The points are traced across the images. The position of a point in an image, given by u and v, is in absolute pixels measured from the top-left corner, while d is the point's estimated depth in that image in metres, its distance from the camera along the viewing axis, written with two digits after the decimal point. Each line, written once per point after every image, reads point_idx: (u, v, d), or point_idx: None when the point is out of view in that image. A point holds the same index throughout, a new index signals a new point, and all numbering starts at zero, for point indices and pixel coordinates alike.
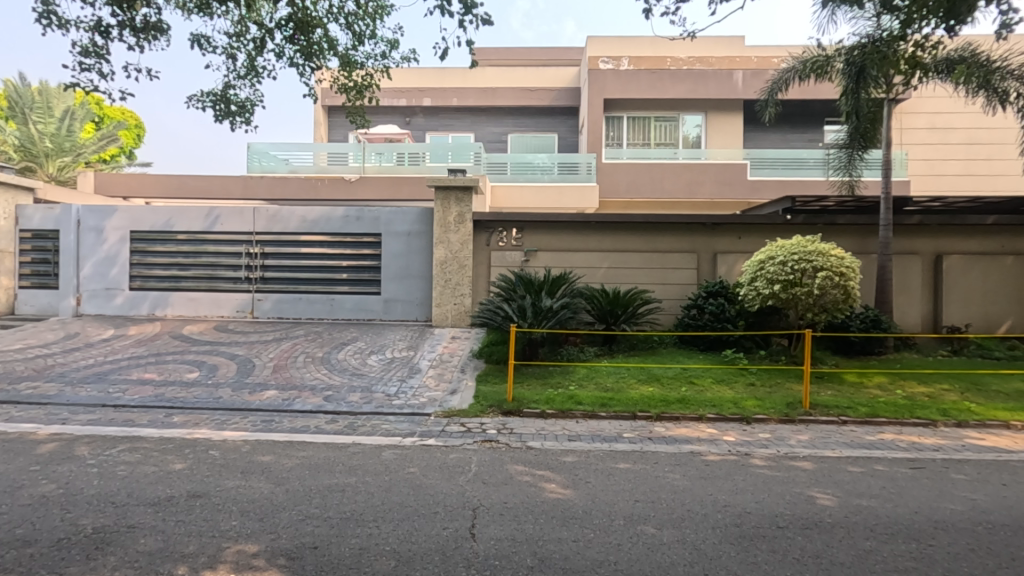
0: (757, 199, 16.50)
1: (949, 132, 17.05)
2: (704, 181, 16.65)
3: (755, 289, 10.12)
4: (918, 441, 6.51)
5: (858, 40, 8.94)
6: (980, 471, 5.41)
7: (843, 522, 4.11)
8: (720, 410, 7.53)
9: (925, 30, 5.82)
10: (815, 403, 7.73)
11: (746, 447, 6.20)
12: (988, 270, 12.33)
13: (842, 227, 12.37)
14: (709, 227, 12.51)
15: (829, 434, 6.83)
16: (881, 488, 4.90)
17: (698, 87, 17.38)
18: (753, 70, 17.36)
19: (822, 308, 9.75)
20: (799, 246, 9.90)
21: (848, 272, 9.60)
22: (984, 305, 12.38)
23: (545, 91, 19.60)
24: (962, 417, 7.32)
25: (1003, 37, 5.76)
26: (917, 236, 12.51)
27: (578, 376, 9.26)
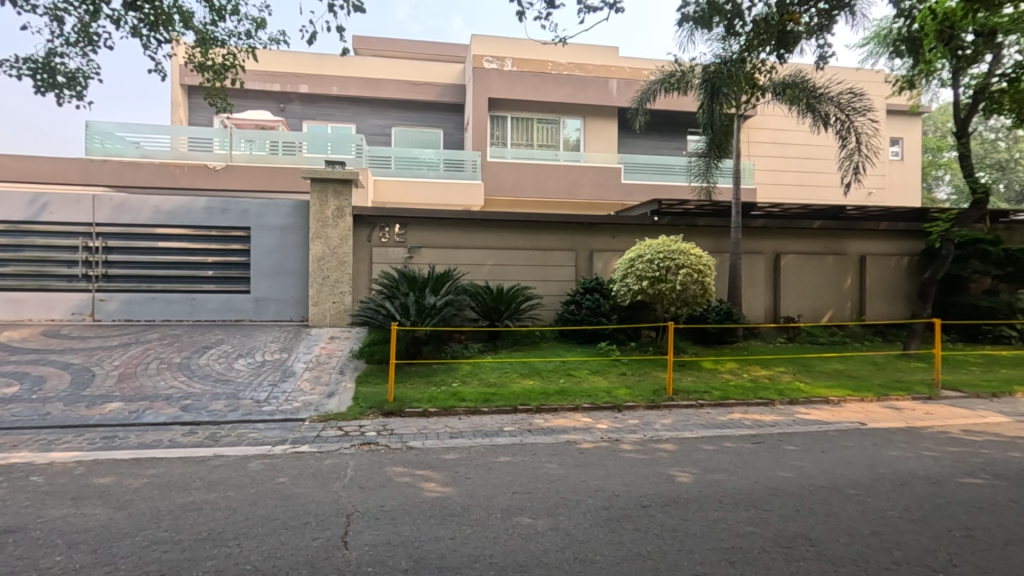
0: (630, 201, 17.65)
1: (787, 146, 19.51)
2: (584, 183, 17.45)
3: (627, 285, 10.85)
4: (760, 418, 7.39)
5: (712, 61, 9.89)
6: (806, 441, 6.27)
7: (696, 496, 4.54)
8: (594, 400, 7.96)
9: (761, 55, 6.61)
10: (678, 389, 8.46)
11: (616, 433, 6.62)
12: (814, 267, 14.32)
13: (701, 228, 13.66)
14: (587, 226, 13.15)
15: (689, 416, 7.51)
16: (729, 462, 5.49)
17: (577, 93, 18.20)
18: (627, 80, 18.55)
19: (684, 302, 10.68)
20: (664, 245, 10.74)
21: (705, 269, 10.60)
22: (812, 297, 14.36)
23: (430, 85, 19.35)
24: (794, 395, 8.42)
25: (821, 67, 6.72)
26: (761, 237, 14.16)
27: (461, 372, 9.30)
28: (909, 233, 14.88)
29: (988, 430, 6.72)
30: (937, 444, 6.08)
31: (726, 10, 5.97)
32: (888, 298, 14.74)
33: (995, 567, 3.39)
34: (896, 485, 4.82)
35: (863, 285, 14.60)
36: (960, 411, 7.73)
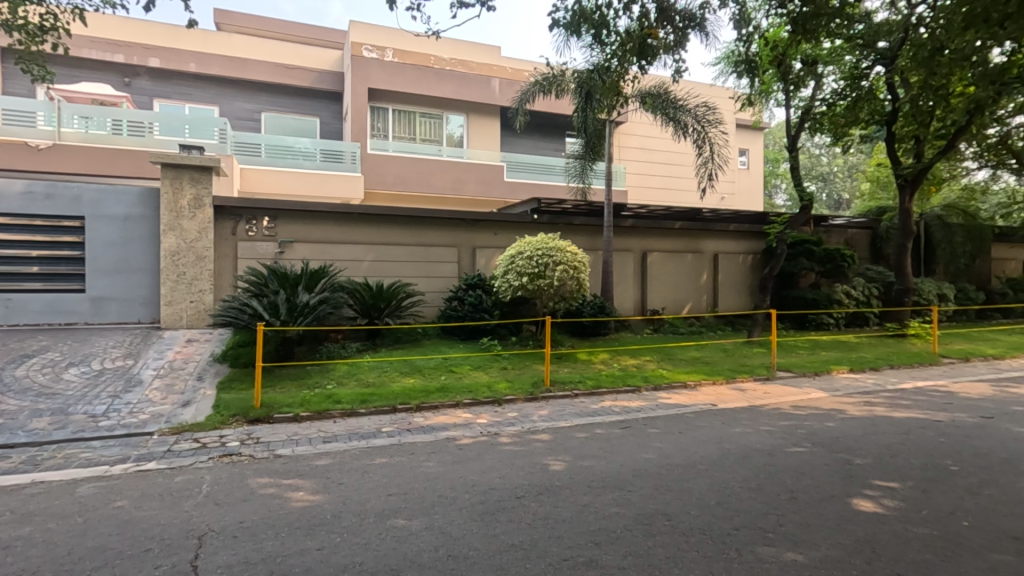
0: (513, 199, 18.02)
1: (654, 153, 21.12)
2: (467, 180, 17.47)
3: (508, 281, 11.08)
4: (628, 405, 7.92)
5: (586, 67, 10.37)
6: (666, 424, 6.84)
7: (568, 483, 4.75)
8: (475, 395, 8.02)
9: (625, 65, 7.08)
10: (554, 381, 8.81)
11: (495, 427, 6.73)
12: (676, 264, 15.69)
13: (577, 227, 14.33)
14: (469, 223, 13.19)
15: (565, 406, 7.85)
16: (599, 448, 5.82)
17: (461, 89, 18.17)
18: (508, 80, 18.90)
19: (561, 297, 11.13)
20: (542, 242, 11.11)
21: (581, 266, 11.11)
22: (674, 291, 15.71)
23: (305, 70, 18.20)
24: (657, 382, 9.15)
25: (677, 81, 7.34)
26: (631, 235, 15.19)
27: (337, 373, 8.88)
28: (753, 234, 16.85)
29: (811, 405, 7.82)
30: (772, 420, 6.95)
31: (594, 20, 6.31)
32: (737, 292, 16.58)
33: (811, 522, 3.94)
34: (738, 458, 5.43)
35: (716, 280, 16.26)
36: (790, 389, 8.90)
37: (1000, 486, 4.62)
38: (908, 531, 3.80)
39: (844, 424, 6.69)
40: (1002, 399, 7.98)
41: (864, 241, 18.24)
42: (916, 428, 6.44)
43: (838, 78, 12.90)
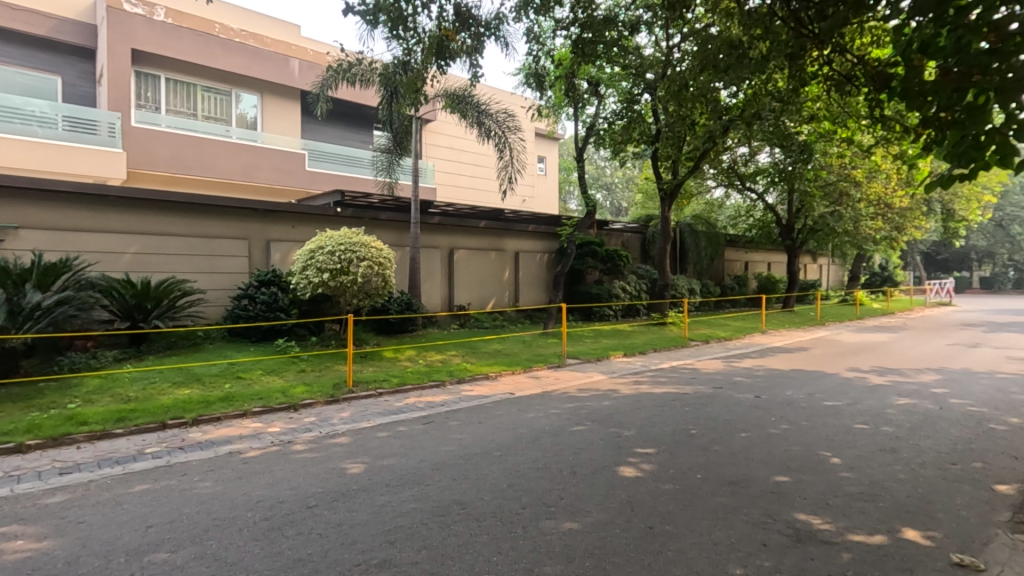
0: (314, 190, 16.88)
1: (461, 153, 21.68)
2: (261, 166, 15.85)
3: (306, 278, 10.36)
4: (432, 400, 8.00)
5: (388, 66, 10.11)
6: (467, 415, 7.09)
7: (365, 485, 4.62)
8: (267, 402, 7.33)
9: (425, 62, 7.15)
10: (357, 381, 8.50)
11: (288, 435, 6.22)
12: (480, 261, 16.38)
13: (383, 222, 14.03)
14: (262, 214, 11.98)
15: (367, 406, 7.61)
16: (399, 446, 5.77)
17: (253, 65, 16.42)
18: (309, 62, 17.65)
19: (366, 294, 10.76)
20: (345, 237, 10.61)
21: (387, 262, 10.84)
22: (479, 288, 16.40)
23: (37, 15, 14.60)
24: (461, 375, 9.42)
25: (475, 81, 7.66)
26: (437, 232, 15.43)
27: (85, 388, 7.34)
28: (548, 235, 18.38)
29: (593, 387, 8.82)
30: (560, 403, 7.67)
31: (394, 11, 6.24)
32: (535, 288, 17.94)
33: (585, 492, 4.44)
34: (530, 441, 5.87)
35: (517, 277, 17.37)
36: (576, 374, 9.92)
37: (723, 442, 5.78)
38: (659, 489, 4.51)
39: (617, 402, 7.69)
40: (728, 372, 10.00)
41: (636, 243, 21.22)
42: (669, 401, 7.71)
43: (617, 101, 14.74)
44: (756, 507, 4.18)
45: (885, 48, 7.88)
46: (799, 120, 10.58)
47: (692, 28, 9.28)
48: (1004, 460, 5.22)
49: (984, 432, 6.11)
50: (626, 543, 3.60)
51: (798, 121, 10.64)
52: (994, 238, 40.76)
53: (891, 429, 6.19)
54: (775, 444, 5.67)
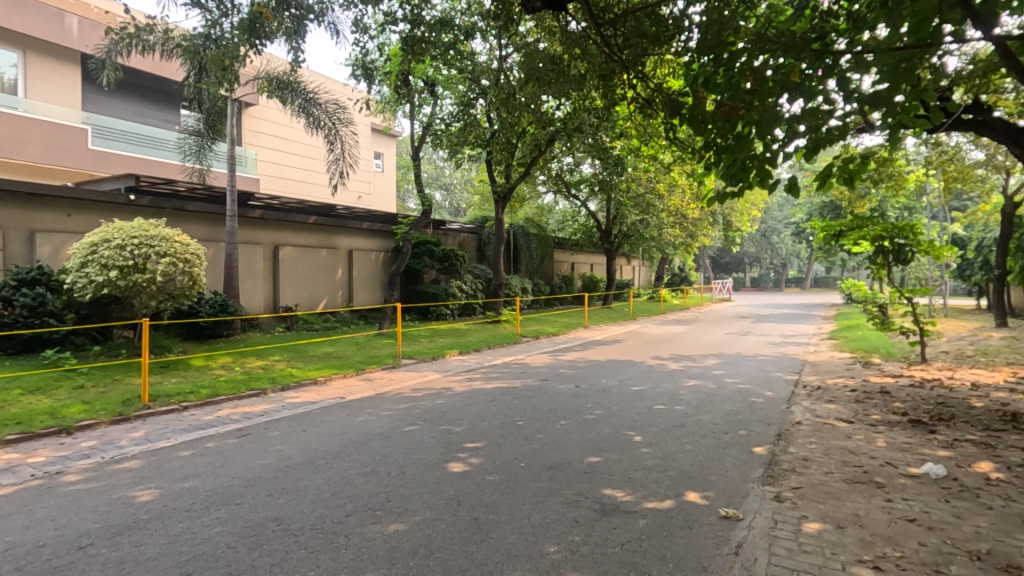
0: (100, 173, 14.30)
1: (287, 142, 20.09)
2: (23, 139, 12.95)
3: (87, 276, 8.73)
4: (249, 410, 7.29)
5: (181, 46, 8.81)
6: (289, 424, 6.59)
7: (159, 513, 4.04)
8: (27, 427, 6.01)
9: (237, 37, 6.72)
10: (156, 395, 7.40)
11: (57, 465, 5.17)
12: (309, 259, 15.44)
13: (191, 214, 12.44)
14: (22, 198, 9.80)
15: (168, 423, 6.66)
16: (206, 464, 5.15)
17: (10, 15, 13.34)
18: (92, 21, 14.86)
19: (168, 295, 9.42)
20: (139, 229, 9.16)
21: (195, 259, 9.58)
22: (308, 288, 15.47)
23: None
24: (285, 382, 8.72)
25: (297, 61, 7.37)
26: (259, 227, 14.18)
27: None
28: (384, 233, 17.92)
29: (427, 386, 8.82)
30: (392, 405, 7.53)
31: None
32: (370, 287, 17.37)
33: (412, 492, 4.42)
34: (358, 446, 5.66)
35: (351, 276, 16.70)
36: (411, 374, 9.84)
37: (546, 430, 6.19)
38: (485, 481, 4.67)
39: (450, 399, 7.78)
40: (554, 365, 10.75)
41: (472, 244, 21.75)
42: (499, 395, 8.03)
43: (453, 102, 14.93)
44: (570, 487, 4.55)
45: (680, 80, 9.11)
46: (613, 136, 11.75)
47: (521, 40, 9.76)
48: (760, 426, 6.40)
49: (748, 405, 7.42)
50: (450, 537, 3.66)
51: (612, 137, 11.83)
52: (760, 246, 49.74)
53: (682, 407, 7.20)
54: (590, 429, 6.24)
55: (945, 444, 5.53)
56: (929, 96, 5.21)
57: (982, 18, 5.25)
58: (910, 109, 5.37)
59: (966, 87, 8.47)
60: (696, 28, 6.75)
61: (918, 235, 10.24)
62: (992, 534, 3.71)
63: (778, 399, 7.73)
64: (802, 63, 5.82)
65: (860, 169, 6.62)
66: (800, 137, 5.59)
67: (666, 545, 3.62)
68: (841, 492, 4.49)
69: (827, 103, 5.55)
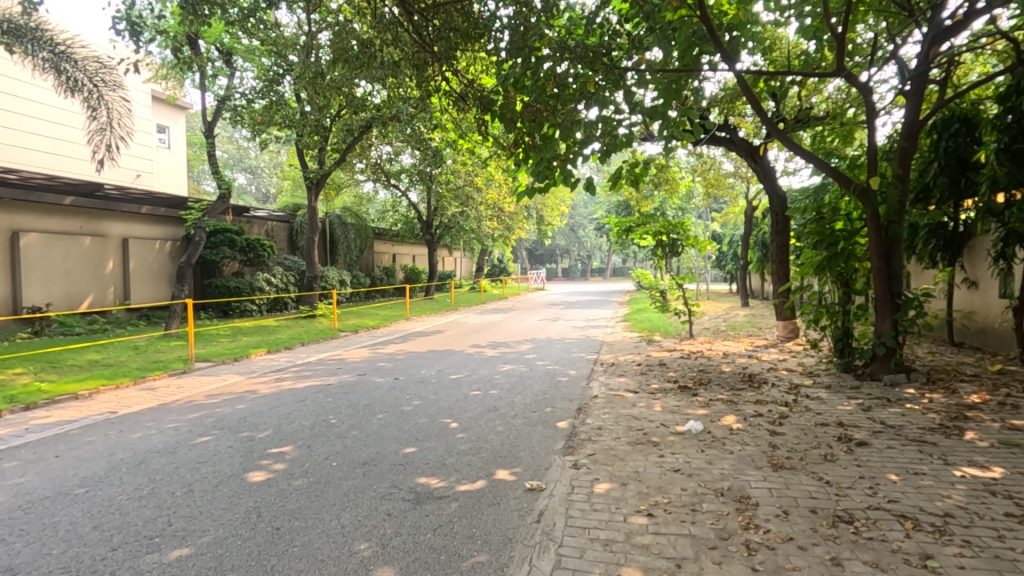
0: None
1: (29, 104, 16.22)
2: None
3: None
4: None
5: None
6: (35, 451, 5.38)
7: None
8: None
9: None
10: None
11: None
12: (64, 249, 12.73)
13: None
14: None
15: None
16: None
17: None
18: None
19: None
20: None
21: None
22: (65, 284, 12.78)
23: None
24: (30, 400, 7.07)
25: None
26: None
27: None
28: (171, 219, 15.54)
29: (225, 391, 7.91)
30: (180, 415, 6.61)
31: None
32: (153, 282, 14.99)
33: (202, 510, 3.94)
34: (131, 466, 4.85)
35: (126, 269, 14.20)
36: (205, 379, 8.73)
37: (360, 426, 6.00)
38: (290, 486, 4.37)
39: (253, 403, 7.09)
40: (373, 359, 10.47)
41: (282, 233, 20.01)
42: (311, 394, 7.56)
43: (255, 76, 13.48)
44: (383, 481, 4.48)
45: (491, 78, 9.44)
46: (431, 127, 11.76)
47: (332, 18, 9.20)
48: (563, 402, 7.03)
49: (554, 384, 8.10)
50: (247, 553, 3.35)
51: (430, 129, 11.85)
52: (569, 239, 54.63)
53: (495, 391, 7.57)
54: (406, 420, 6.21)
55: (703, 404, 6.70)
56: (694, 114, 6.14)
57: (729, 53, 6.36)
58: (680, 124, 6.28)
59: (719, 109, 10.23)
60: (505, 28, 7.02)
61: (686, 232, 12.12)
62: (732, 473, 4.60)
63: (579, 376, 8.59)
64: (596, 74, 6.47)
65: (642, 173, 7.59)
66: (594, 141, 6.23)
67: (475, 523, 3.77)
68: (626, 453, 5.15)
69: (617, 113, 6.26)
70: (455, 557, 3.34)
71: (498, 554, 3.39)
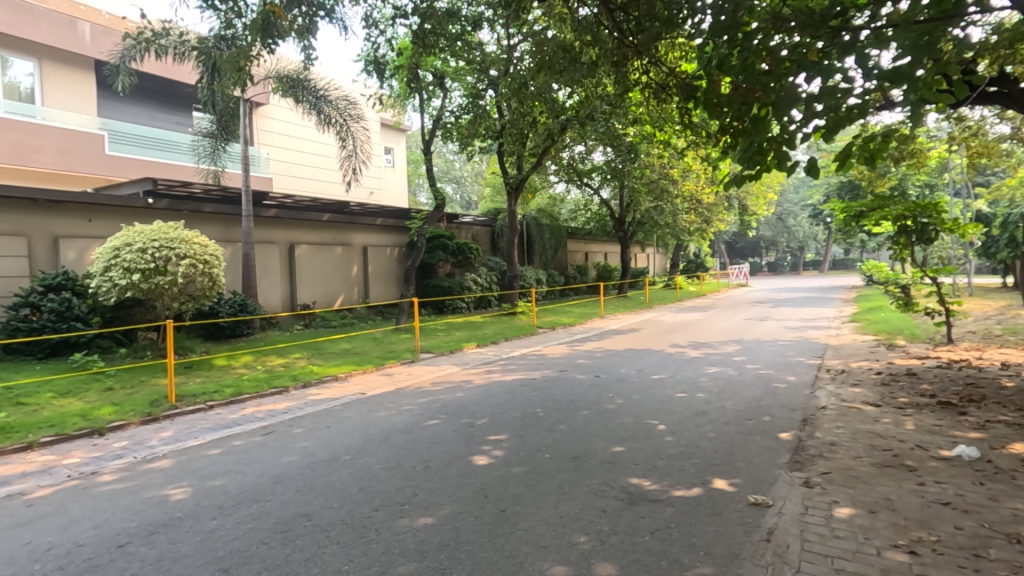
0: (119, 177, 14.60)
1: (297, 141, 20.16)
2: (39, 147, 13.20)
3: (111, 280, 9.19)
4: (272, 408, 7.39)
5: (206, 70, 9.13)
6: (312, 421, 6.68)
7: (192, 511, 4.15)
8: (60, 430, 6.22)
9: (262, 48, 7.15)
10: (183, 395, 7.62)
11: (91, 466, 5.35)
12: (323, 257, 15.59)
13: (207, 215, 12.98)
14: (44, 206, 10.47)
15: (194, 422, 6.80)
16: (234, 463, 5.26)
17: (22, 24, 13.38)
18: (104, 27, 14.89)
19: (189, 296, 9.83)
20: (160, 232, 9.58)
21: (212, 260, 9.96)
22: (324, 285, 15.65)
23: None
24: (307, 379, 8.81)
25: (310, 60, 7.71)
26: (274, 227, 14.37)
27: None
28: (398, 228, 17.95)
29: (446, 380, 8.88)
30: (413, 399, 7.59)
31: None
32: (385, 283, 17.49)
33: (438, 485, 4.45)
34: (380, 441, 5.72)
35: (366, 272, 16.82)
36: (429, 369, 9.89)
37: (567, 421, 6.20)
38: (509, 473, 4.70)
39: (470, 393, 7.82)
40: (571, 356, 10.73)
41: (485, 236, 21.74)
42: (519, 387, 8.06)
43: (462, 94, 14.86)
44: (594, 477, 4.55)
45: (692, 63, 8.94)
46: (627, 122, 11.62)
47: (530, 28, 9.67)
48: (784, 411, 6.33)
49: (770, 390, 7.35)
50: (478, 529, 3.69)
51: (626, 123, 11.72)
52: (776, 229, 49.30)
53: (703, 395, 7.15)
54: (611, 418, 6.23)
55: (976, 425, 5.43)
56: (955, 69, 4.98)
57: None
58: (935, 85, 5.15)
59: (992, 58, 8.18)
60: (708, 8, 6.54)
61: (942, 214, 9.95)
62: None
63: (801, 384, 7.65)
64: (820, 41, 5.64)
65: (882, 148, 6.38)
66: (817, 117, 5.38)
67: (694, 532, 3.60)
68: (871, 476, 4.43)
69: (845, 81, 5.32)
70: (676, 565, 3.22)
71: (724, 569, 3.19)
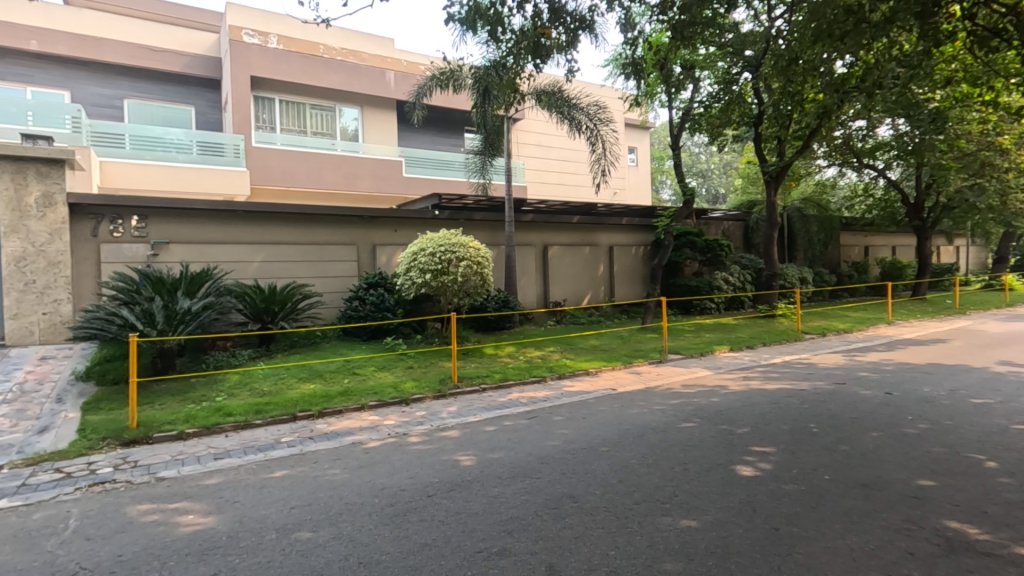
0: (412, 194, 17.78)
1: (550, 149, 21.71)
2: (361, 175, 16.91)
3: (411, 279, 11.28)
4: (534, 395, 8.13)
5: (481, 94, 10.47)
6: (569, 411, 7.13)
7: (478, 477, 4.84)
8: (381, 397, 7.89)
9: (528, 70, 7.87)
10: (463, 377, 8.95)
11: (403, 428, 6.67)
12: (572, 257, 16.46)
13: (478, 222, 14.92)
14: (367, 220, 13.42)
15: (473, 401, 7.91)
16: (507, 440, 5.95)
17: (351, 80, 17.32)
18: (403, 72, 18.28)
19: (465, 293, 11.44)
20: (445, 238, 11.38)
21: (484, 262, 11.43)
22: (573, 284, 16.51)
23: (174, 55, 16.21)
24: (562, 371, 9.45)
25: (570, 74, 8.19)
26: (530, 230, 15.74)
27: (227, 383, 8.49)
28: (643, 227, 17.91)
29: (698, 383, 8.50)
30: (664, 399, 7.48)
31: (488, 15, 7.00)
32: (630, 282, 17.62)
33: (700, 490, 4.31)
34: (635, 437, 5.79)
35: (612, 272, 17.19)
36: (679, 370, 9.61)
37: (850, 441, 5.36)
38: (780, 489, 4.28)
39: (727, 399, 7.35)
40: (850, 367, 9.20)
41: (738, 232, 20.13)
42: (785, 398, 7.25)
43: (713, 82, 14.05)
44: (894, 511, 3.84)
45: None
46: (932, 83, 9.45)
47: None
48: None
49: None
50: (750, 544, 3.45)
51: (930, 85, 9.54)
52: None
53: None
54: (913, 445, 5.15)
55: None
56: None
57: None
58: None
59: None
60: None
61: None
62: None
63: None
64: None
65: None
66: None
67: None
68: None
69: None
70: None
71: None
